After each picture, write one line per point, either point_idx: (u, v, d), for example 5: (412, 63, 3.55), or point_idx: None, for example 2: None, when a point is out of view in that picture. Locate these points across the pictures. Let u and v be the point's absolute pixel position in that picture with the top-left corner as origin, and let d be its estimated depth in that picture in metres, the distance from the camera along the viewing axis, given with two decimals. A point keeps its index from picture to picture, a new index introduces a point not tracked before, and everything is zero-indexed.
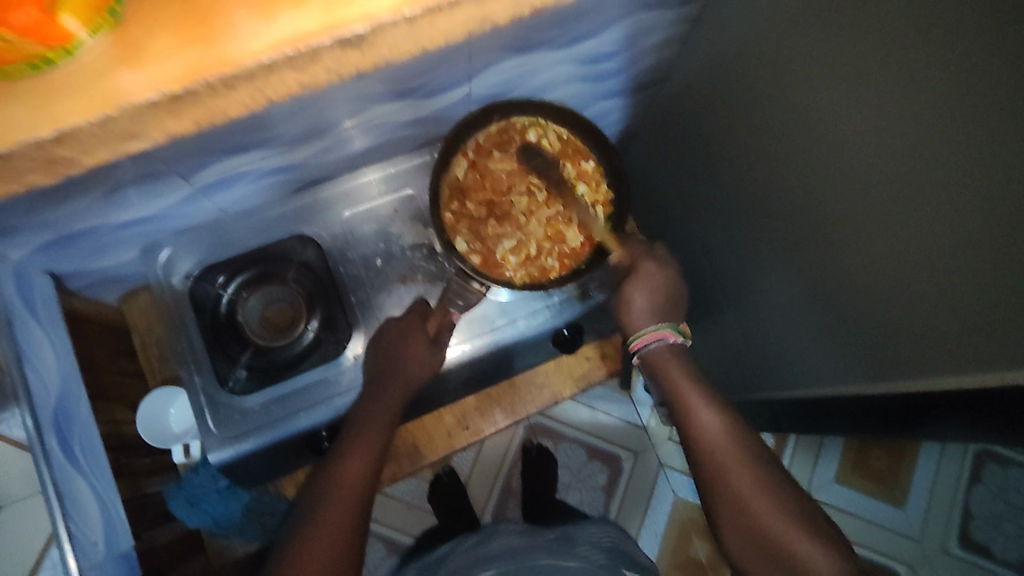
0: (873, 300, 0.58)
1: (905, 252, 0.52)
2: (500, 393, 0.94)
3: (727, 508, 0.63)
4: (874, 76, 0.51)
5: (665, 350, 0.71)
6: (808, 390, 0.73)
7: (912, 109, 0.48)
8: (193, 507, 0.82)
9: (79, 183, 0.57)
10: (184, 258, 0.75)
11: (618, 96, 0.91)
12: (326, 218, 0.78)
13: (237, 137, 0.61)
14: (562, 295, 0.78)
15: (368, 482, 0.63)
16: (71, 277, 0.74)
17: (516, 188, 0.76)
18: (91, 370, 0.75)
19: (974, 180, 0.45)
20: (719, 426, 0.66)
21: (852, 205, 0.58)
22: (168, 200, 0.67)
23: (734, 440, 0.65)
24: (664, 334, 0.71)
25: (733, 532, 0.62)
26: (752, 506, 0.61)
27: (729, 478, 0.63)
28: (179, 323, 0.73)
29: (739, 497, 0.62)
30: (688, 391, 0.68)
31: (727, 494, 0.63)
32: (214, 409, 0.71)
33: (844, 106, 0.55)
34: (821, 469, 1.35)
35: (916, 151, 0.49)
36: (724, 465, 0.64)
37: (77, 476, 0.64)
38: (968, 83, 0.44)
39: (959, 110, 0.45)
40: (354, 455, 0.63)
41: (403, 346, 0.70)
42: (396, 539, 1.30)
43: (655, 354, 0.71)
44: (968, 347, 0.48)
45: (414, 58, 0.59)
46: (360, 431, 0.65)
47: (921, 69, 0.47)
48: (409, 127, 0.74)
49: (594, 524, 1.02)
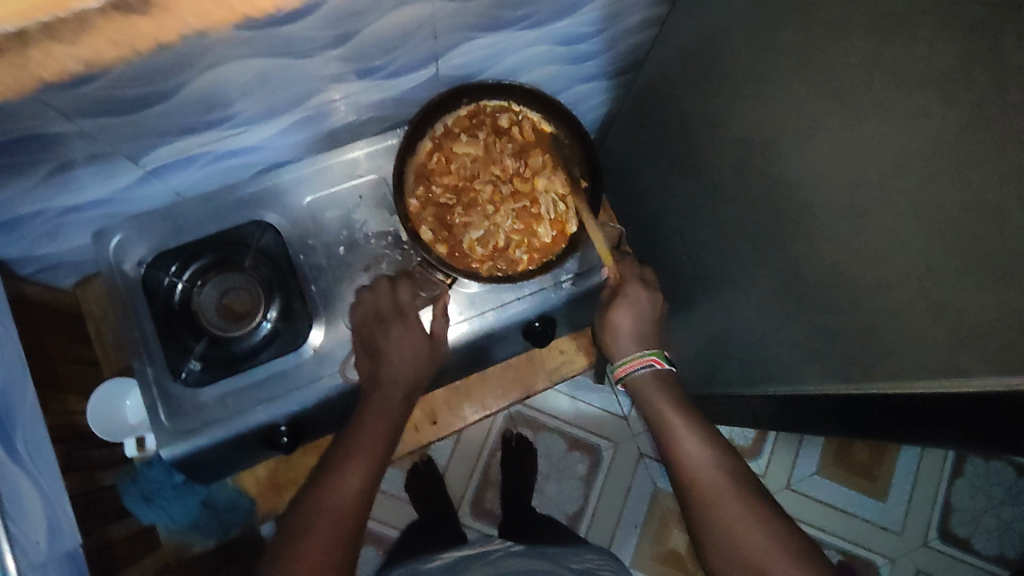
0: (850, 297, 0.56)
1: (886, 249, 0.50)
2: (472, 385, 0.90)
3: (706, 527, 0.60)
4: (862, 59, 0.48)
5: (652, 377, 0.69)
6: (783, 388, 0.71)
7: (900, 96, 0.46)
8: (150, 503, 0.82)
9: (17, 162, 0.54)
10: (137, 243, 0.71)
11: (598, 80, 0.87)
12: (287, 202, 0.73)
13: (189, 116, 0.58)
14: (553, 286, 0.75)
15: (365, 496, 0.60)
16: (19, 262, 0.71)
17: (484, 175, 0.73)
18: (42, 358, 0.72)
19: (958, 174, 0.42)
20: (695, 438, 0.64)
21: (830, 198, 0.55)
22: (119, 181, 0.64)
23: (708, 450, 0.64)
24: (648, 360, 0.70)
25: (709, 546, 0.59)
26: (725, 516, 0.59)
27: (712, 501, 0.60)
28: (131, 313, 0.69)
29: (719, 518, 0.59)
30: (674, 416, 0.66)
31: (712, 521, 0.59)
32: (167, 402, 0.67)
33: (828, 91, 0.52)
34: (802, 462, 1.34)
35: (900, 142, 0.46)
36: (696, 474, 0.62)
37: (19, 471, 0.61)
38: (959, 68, 0.41)
39: (949, 97, 0.42)
40: (347, 471, 0.60)
41: (377, 340, 0.68)
42: (373, 528, 1.28)
43: (643, 381, 0.69)
44: (948, 351, 0.46)
45: (374, 33, 0.57)
46: (355, 440, 0.62)
47: (911, 53, 0.44)
48: (375, 108, 0.71)
49: (592, 552, 0.99)
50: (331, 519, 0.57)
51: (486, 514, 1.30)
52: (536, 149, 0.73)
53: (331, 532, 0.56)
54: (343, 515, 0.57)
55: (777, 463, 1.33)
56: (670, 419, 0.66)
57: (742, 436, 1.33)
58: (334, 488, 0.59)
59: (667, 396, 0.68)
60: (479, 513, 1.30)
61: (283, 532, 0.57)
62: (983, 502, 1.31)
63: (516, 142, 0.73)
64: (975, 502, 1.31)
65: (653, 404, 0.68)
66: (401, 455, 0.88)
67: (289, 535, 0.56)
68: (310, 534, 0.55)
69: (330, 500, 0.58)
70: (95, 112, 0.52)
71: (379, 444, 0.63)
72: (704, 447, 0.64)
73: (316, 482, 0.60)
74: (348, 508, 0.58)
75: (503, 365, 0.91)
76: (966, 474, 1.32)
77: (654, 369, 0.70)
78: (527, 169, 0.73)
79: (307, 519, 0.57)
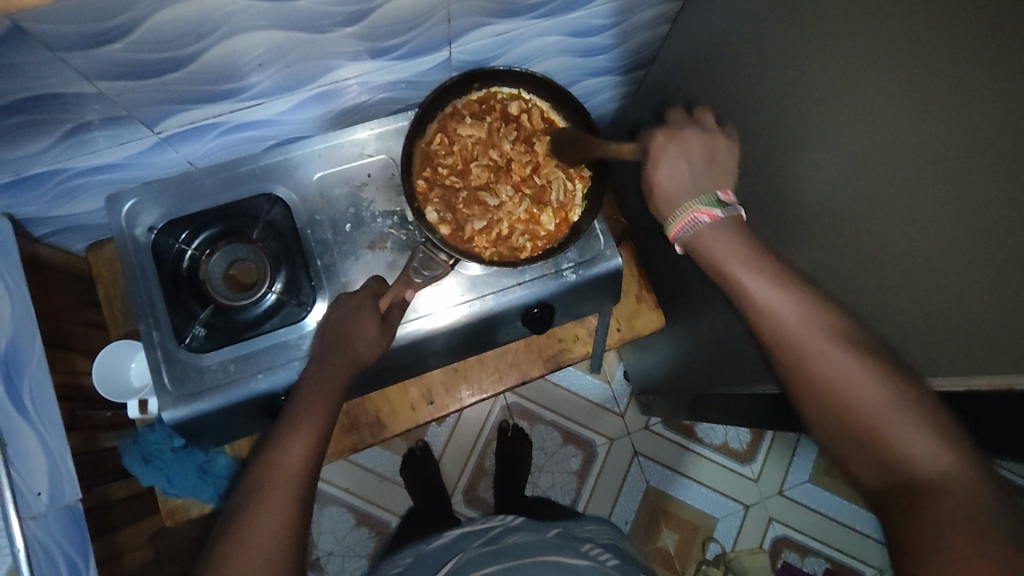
0: (837, 297, 0.56)
1: (872, 248, 0.50)
2: (470, 368, 0.91)
3: (804, 389, 0.50)
4: (857, 60, 0.49)
5: (710, 228, 0.58)
6: (767, 388, 0.72)
7: (890, 92, 0.46)
8: (147, 465, 0.79)
9: (38, 120, 0.57)
10: (150, 209, 0.73)
11: (609, 74, 0.88)
12: (298, 177, 0.75)
13: (202, 86, 0.59)
14: (552, 271, 0.75)
15: (304, 478, 0.57)
16: (34, 223, 0.72)
17: (491, 161, 0.74)
18: (52, 318, 0.74)
19: (939, 175, 0.43)
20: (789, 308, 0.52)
21: (820, 199, 0.56)
22: (134, 146, 0.66)
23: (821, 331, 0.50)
24: (694, 215, 0.59)
25: (828, 430, 0.49)
26: (851, 396, 0.47)
27: (810, 359, 0.49)
28: (139, 277, 0.71)
29: (823, 378, 0.49)
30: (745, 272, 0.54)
31: (812, 380, 0.49)
32: (170, 366, 0.69)
33: (824, 92, 0.53)
34: (796, 470, 1.35)
35: (892, 140, 0.47)
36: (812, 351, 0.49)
37: (23, 423, 0.63)
38: (948, 73, 0.42)
39: (938, 95, 0.43)
40: (294, 437, 0.59)
41: (351, 330, 0.66)
42: (366, 509, 1.30)
43: (695, 237, 0.58)
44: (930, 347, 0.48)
45: (390, 12, 0.58)
46: (296, 417, 0.61)
47: (907, 51, 0.44)
48: (386, 88, 0.73)
49: (591, 522, 1.04)
50: (278, 488, 0.56)
51: (479, 502, 1.31)
52: (543, 137, 0.74)
53: (281, 504, 0.55)
54: (288, 488, 0.56)
55: (770, 468, 1.35)
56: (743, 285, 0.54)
57: (736, 441, 1.36)
58: (280, 458, 0.58)
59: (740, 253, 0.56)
60: (471, 500, 1.31)
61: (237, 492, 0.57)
62: None
63: (523, 129, 0.74)
64: None
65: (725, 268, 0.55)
66: (397, 433, 0.89)
67: (242, 501, 0.56)
68: (260, 501, 0.55)
69: (274, 470, 0.57)
70: (114, 74, 0.54)
71: (322, 418, 0.61)
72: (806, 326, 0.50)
73: (269, 440, 0.60)
74: (293, 480, 0.57)
75: (502, 350, 0.92)
76: None
77: (705, 224, 0.58)
78: (532, 157, 0.74)
79: (256, 487, 0.56)
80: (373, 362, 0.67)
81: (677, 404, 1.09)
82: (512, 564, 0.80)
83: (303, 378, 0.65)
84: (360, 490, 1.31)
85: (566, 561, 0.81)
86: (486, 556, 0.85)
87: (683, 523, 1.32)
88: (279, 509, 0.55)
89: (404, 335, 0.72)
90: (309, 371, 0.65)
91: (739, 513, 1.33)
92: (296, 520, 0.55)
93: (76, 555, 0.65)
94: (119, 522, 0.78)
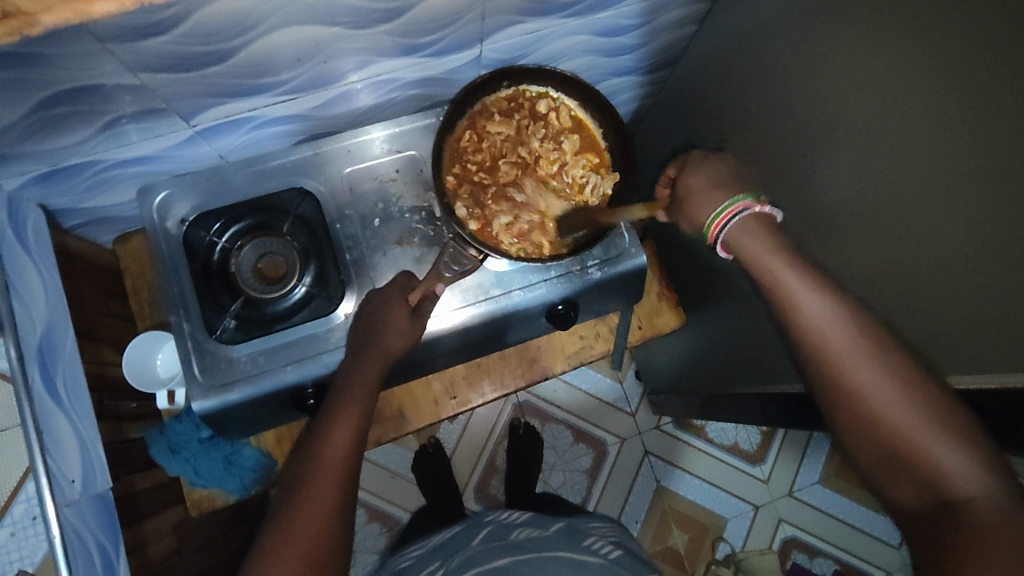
0: None
1: (890, 248, 0.51)
2: (491, 363, 0.92)
3: (837, 399, 0.52)
4: (880, 64, 0.49)
5: (751, 225, 0.59)
6: (777, 386, 0.73)
7: (912, 96, 0.46)
8: (174, 455, 0.81)
9: (77, 112, 0.57)
10: (181, 201, 0.74)
11: (632, 74, 0.89)
12: (327, 172, 0.76)
13: (239, 80, 0.60)
14: (576, 268, 0.75)
15: (348, 464, 0.59)
16: (66, 214, 0.73)
17: (518, 157, 0.75)
18: (82, 309, 0.75)
19: (962, 180, 0.44)
20: (835, 322, 0.52)
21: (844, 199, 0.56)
22: (168, 139, 0.67)
23: (855, 342, 0.52)
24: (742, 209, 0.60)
25: (858, 441, 0.52)
26: (885, 409, 0.50)
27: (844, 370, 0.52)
28: (170, 268, 0.72)
29: (854, 389, 0.51)
30: (783, 277, 0.56)
31: (846, 390, 0.52)
32: (200, 357, 0.70)
33: (846, 93, 0.53)
34: (805, 471, 1.35)
35: (912, 145, 0.47)
36: (848, 363, 0.51)
37: (57, 411, 0.64)
38: (969, 79, 0.42)
39: (959, 101, 0.43)
40: (336, 428, 0.60)
41: (382, 320, 0.67)
42: (379, 505, 1.30)
43: (734, 234, 0.60)
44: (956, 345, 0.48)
45: (425, 10, 0.59)
46: (337, 405, 0.62)
47: (930, 57, 0.45)
48: (415, 85, 0.74)
49: (598, 520, 1.03)
50: (322, 479, 0.57)
51: (491, 500, 1.31)
52: (570, 135, 0.75)
53: (325, 490, 0.56)
54: (333, 479, 0.57)
55: (780, 468, 1.35)
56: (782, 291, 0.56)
57: (746, 441, 1.36)
58: (324, 449, 0.59)
59: (786, 262, 0.56)
60: (483, 498, 1.31)
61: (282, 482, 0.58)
62: None
63: (551, 127, 0.75)
64: None
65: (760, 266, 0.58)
66: (419, 426, 0.90)
67: (287, 490, 0.57)
68: (305, 489, 0.56)
69: (318, 457, 0.58)
70: (155, 67, 0.54)
71: (363, 406, 0.63)
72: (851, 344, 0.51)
73: (313, 431, 0.61)
74: (337, 472, 0.58)
75: (523, 346, 0.92)
76: None
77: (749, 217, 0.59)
78: (559, 154, 0.75)
79: (301, 474, 0.58)
80: (404, 354, 0.67)
81: (689, 404, 1.09)
82: (529, 559, 0.81)
83: (339, 370, 0.66)
84: (372, 486, 1.31)
85: (583, 559, 0.81)
86: (502, 548, 0.86)
87: (693, 522, 1.33)
88: (324, 494, 0.56)
89: (430, 330, 0.73)
90: (348, 362, 0.66)
91: (748, 514, 1.33)
92: (338, 511, 0.56)
93: (107, 542, 0.65)
94: (144, 512, 0.79)
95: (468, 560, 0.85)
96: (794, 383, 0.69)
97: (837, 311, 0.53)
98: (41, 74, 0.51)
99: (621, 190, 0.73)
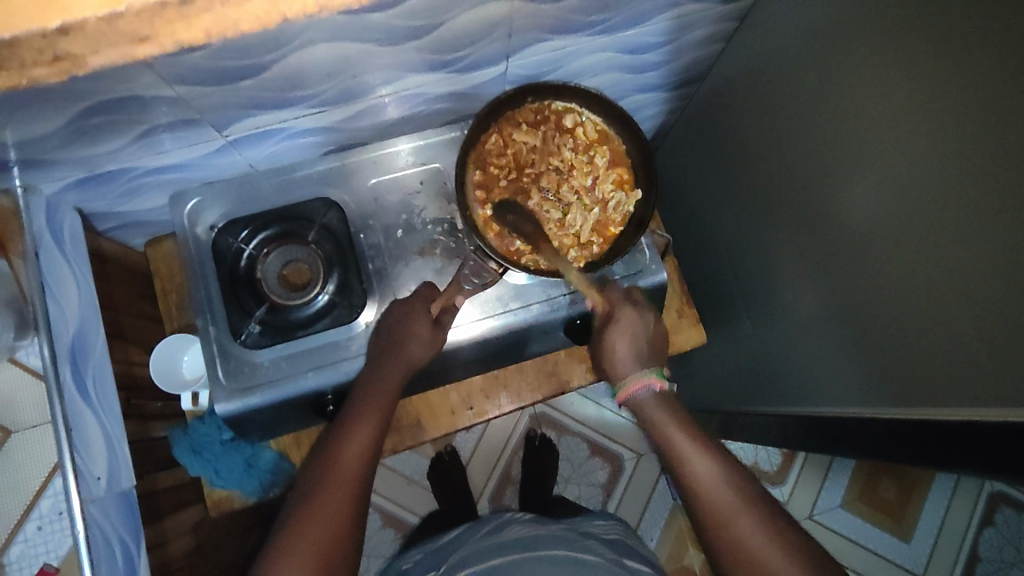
0: (879, 321, 0.56)
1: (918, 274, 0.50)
2: (510, 375, 0.92)
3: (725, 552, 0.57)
4: (909, 89, 0.48)
5: (655, 396, 0.67)
6: (799, 409, 0.72)
7: (947, 122, 0.46)
8: (196, 455, 0.83)
9: (115, 122, 0.59)
10: (211, 207, 0.76)
11: (656, 90, 0.88)
12: (353, 182, 0.77)
13: (269, 93, 0.62)
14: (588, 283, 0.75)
15: (364, 471, 0.60)
16: (100, 218, 0.76)
17: (541, 169, 0.76)
18: (112, 310, 0.77)
19: (994, 207, 0.43)
20: (717, 481, 0.60)
21: (865, 224, 0.56)
22: (201, 148, 0.69)
23: (738, 502, 0.58)
24: (649, 382, 0.67)
25: None
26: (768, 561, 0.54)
27: (731, 524, 0.57)
28: (198, 272, 0.74)
29: (739, 537, 0.56)
30: (670, 431, 0.64)
31: (728, 540, 0.57)
32: (224, 360, 0.71)
33: (878, 117, 0.52)
34: (826, 494, 1.30)
35: (948, 171, 0.46)
36: (735, 518, 0.57)
37: (87, 409, 0.66)
38: (1001, 108, 0.42)
39: (995, 128, 0.43)
40: (355, 433, 0.62)
41: (404, 329, 0.68)
42: (393, 511, 1.31)
43: (641, 403, 0.68)
44: (973, 378, 0.47)
45: (453, 28, 0.60)
46: (356, 409, 0.64)
47: (968, 83, 0.44)
48: (441, 99, 0.75)
49: (601, 518, 1.01)
50: (337, 483, 0.58)
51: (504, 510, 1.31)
52: (596, 151, 0.75)
53: (337, 494, 0.57)
54: (348, 482, 0.58)
55: (801, 488, 1.30)
56: (678, 447, 0.63)
57: (766, 461, 1.30)
58: (340, 452, 0.60)
59: (674, 422, 0.65)
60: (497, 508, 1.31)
61: (299, 486, 0.59)
62: (1012, 554, 1.24)
63: (578, 141, 0.75)
64: (1004, 553, 1.24)
65: (654, 425, 0.66)
66: (436, 435, 0.91)
67: (304, 489, 0.58)
68: (319, 491, 0.57)
69: (336, 460, 0.60)
70: (192, 81, 0.56)
71: (382, 413, 0.64)
72: (735, 501, 0.58)
73: (332, 433, 0.63)
74: (352, 475, 0.59)
75: (541, 359, 0.92)
76: (997, 524, 1.25)
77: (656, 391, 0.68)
78: (583, 169, 0.76)
79: (318, 475, 0.59)
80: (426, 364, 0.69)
81: (706, 424, 1.08)
82: (517, 559, 0.81)
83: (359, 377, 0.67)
84: (388, 491, 1.32)
85: (587, 557, 0.81)
86: (510, 545, 0.86)
87: None
88: (337, 497, 0.57)
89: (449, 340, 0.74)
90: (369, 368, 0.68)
91: None
92: (352, 514, 0.57)
93: (129, 540, 0.67)
94: (167, 511, 0.80)
95: (473, 558, 0.86)
96: (817, 404, 0.68)
97: (717, 468, 0.61)
98: (85, 89, 0.53)
99: (644, 210, 0.72)
